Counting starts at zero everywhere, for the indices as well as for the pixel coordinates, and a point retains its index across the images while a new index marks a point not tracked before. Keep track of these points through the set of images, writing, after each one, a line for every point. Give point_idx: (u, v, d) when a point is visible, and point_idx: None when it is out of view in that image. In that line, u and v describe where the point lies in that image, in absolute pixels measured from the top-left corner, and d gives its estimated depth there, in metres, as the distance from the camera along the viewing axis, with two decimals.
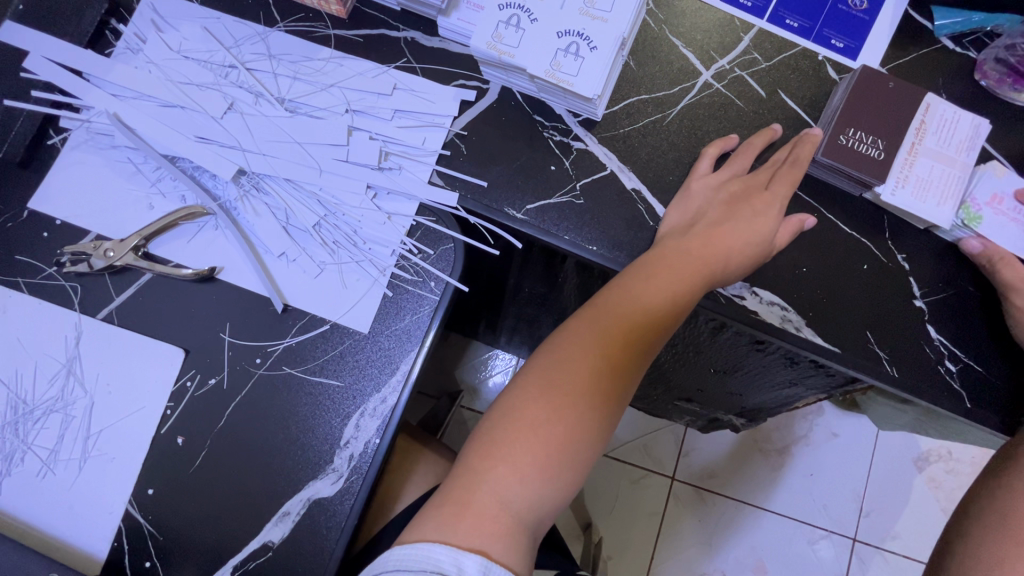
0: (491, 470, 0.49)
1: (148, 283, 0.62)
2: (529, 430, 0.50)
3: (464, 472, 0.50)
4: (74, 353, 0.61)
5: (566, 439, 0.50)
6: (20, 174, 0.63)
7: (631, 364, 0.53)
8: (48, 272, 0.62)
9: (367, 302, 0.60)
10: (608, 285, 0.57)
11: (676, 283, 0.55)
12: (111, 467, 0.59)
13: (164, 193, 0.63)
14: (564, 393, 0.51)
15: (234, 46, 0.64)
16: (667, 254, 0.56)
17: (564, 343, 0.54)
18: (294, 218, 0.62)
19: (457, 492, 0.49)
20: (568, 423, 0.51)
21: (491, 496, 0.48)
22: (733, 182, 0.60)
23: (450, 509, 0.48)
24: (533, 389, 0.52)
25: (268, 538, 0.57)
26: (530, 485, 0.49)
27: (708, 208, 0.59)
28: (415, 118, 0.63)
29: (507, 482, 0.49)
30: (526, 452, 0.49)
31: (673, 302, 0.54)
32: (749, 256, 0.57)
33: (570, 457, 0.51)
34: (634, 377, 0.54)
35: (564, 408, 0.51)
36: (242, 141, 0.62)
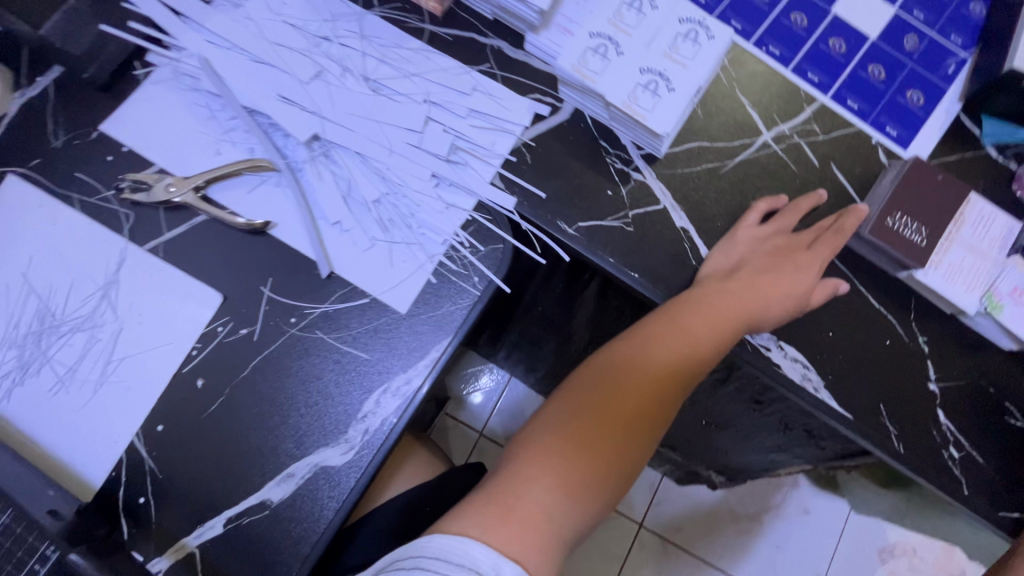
0: (537, 479, 0.50)
1: (200, 224, 0.63)
2: (578, 443, 0.52)
3: (508, 477, 0.51)
4: (113, 278, 0.61)
5: (609, 458, 0.53)
6: (98, 97, 0.65)
7: (660, 401, 0.56)
8: (104, 195, 0.64)
9: (411, 284, 0.62)
10: (656, 315, 0.59)
11: (721, 325, 0.58)
12: (125, 396, 0.59)
13: (234, 142, 0.65)
14: (613, 412, 0.54)
15: (330, 20, 0.67)
16: (707, 299, 0.58)
17: (614, 365, 0.56)
18: (356, 190, 0.63)
19: (501, 496, 0.50)
20: (613, 443, 0.53)
21: (535, 506, 0.49)
22: (777, 238, 0.63)
23: (493, 511, 0.48)
24: (583, 404, 0.54)
25: (267, 496, 0.57)
26: (572, 499, 0.51)
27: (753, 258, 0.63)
28: (488, 120, 0.66)
29: (551, 494, 0.50)
30: (574, 466, 0.51)
31: (704, 347, 0.57)
32: (790, 307, 0.60)
33: (609, 476, 0.53)
34: (661, 415, 0.56)
35: (612, 427, 0.53)
36: (321, 108, 0.64)
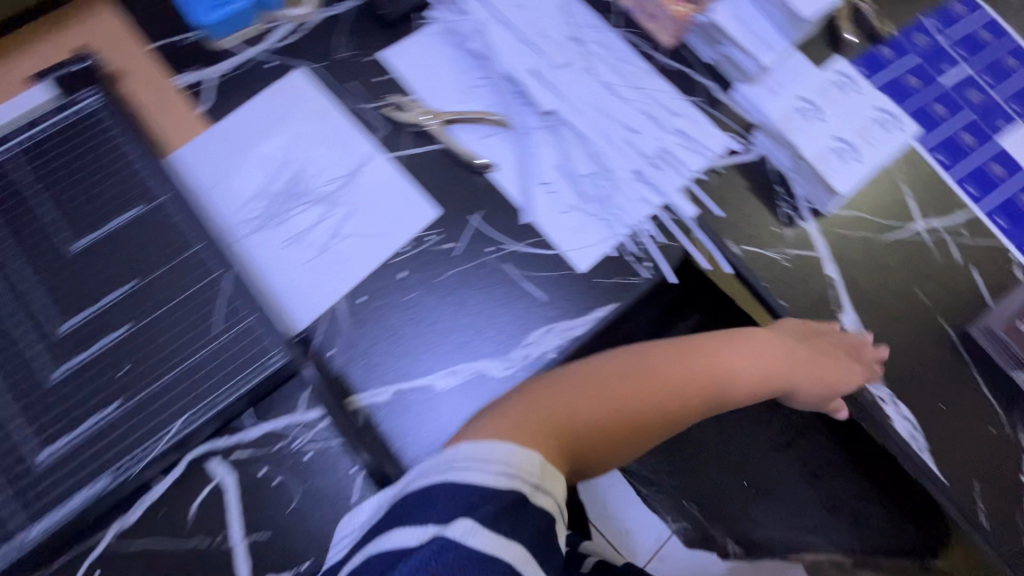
0: (517, 404, 0.61)
1: (436, 152, 0.75)
2: (586, 402, 0.64)
3: (529, 405, 0.61)
4: (356, 171, 0.73)
5: (592, 416, 0.64)
6: (384, 31, 0.79)
7: (661, 390, 0.67)
8: (366, 106, 0.76)
9: (594, 251, 0.72)
10: (707, 347, 0.72)
11: (729, 383, 0.72)
12: (340, 265, 0.69)
13: (479, 95, 0.77)
14: (608, 384, 0.66)
15: (581, 27, 0.81)
16: (720, 345, 0.73)
17: (619, 360, 0.69)
18: (568, 162, 0.75)
19: (517, 415, 0.59)
20: (589, 403, 0.64)
21: (549, 448, 0.58)
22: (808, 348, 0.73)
23: (505, 425, 0.57)
24: (591, 373, 0.66)
25: (432, 383, 0.66)
26: (547, 439, 0.58)
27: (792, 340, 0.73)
28: (689, 140, 0.77)
29: (550, 434, 0.59)
30: (545, 405, 0.61)
31: (699, 368, 0.70)
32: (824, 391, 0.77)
33: (563, 435, 0.61)
34: (660, 403, 0.67)
35: (598, 395, 0.65)
36: (560, 88, 0.76)
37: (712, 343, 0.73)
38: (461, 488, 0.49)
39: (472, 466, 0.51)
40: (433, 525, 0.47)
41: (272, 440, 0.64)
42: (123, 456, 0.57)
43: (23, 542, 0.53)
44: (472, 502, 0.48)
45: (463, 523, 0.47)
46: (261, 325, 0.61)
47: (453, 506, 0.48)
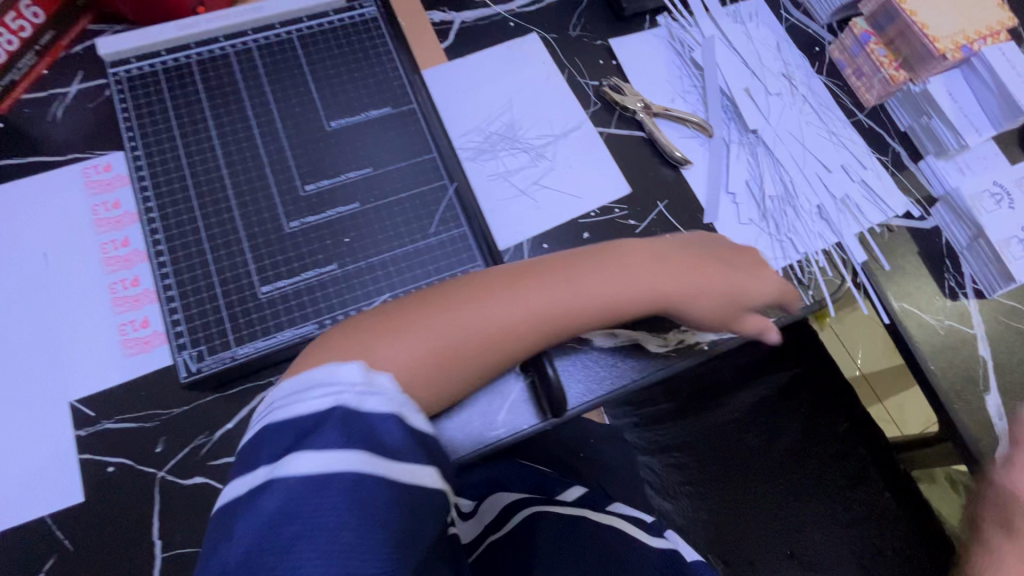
0: (410, 332, 0.54)
1: (638, 138, 0.81)
2: (428, 321, 0.55)
3: (394, 318, 0.55)
4: (565, 134, 0.80)
5: (436, 338, 0.54)
6: (616, 23, 0.87)
7: (529, 313, 0.58)
8: (586, 82, 0.83)
9: (763, 266, 0.76)
10: (601, 272, 0.63)
11: (603, 300, 0.62)
12: (535, 211, 0.75)
13: (688, 100, 0.83)
14: (487, 289, 0.58)
15: (792, 66, 0.86)
16: (597, 263, 0.63)
17: (527, 288, 0.59)
18: (757, 180, 0.79)
19: (352, 342, 0.53)
20: (465, 320, 0.55)
21: (384, 358, 0.52)
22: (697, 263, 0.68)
23: (345, 345, 0.52)
24: (472, 285, 0.58)
25: (592, 337, 0.70)
26: (414, 355, 0.53)
27: (723, 284, 0.67)
28: (873, 192, 0.80)
29: (391, 350, 0.52)
30: (429, 329, 0.54)
31: (571, 306, 0.60)
32: (727, 296, 0.68)
33: (455, 363, 0.55)
34: (528, 343, 0.59)
35: (468, 300, 0.57)
36: (765, 114, 0.81)
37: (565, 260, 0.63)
38: (295, 434, 0.42)
39: (323, 395, 0.44)
40: (264, 468, 0.42)
41: None
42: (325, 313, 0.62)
43: (234, 356, 0.60)
44: (307, 429, 0.43)
45: (298, 459, 0.40)
46: (471, 237, 0.67)
47: (288, 446, 0.42)
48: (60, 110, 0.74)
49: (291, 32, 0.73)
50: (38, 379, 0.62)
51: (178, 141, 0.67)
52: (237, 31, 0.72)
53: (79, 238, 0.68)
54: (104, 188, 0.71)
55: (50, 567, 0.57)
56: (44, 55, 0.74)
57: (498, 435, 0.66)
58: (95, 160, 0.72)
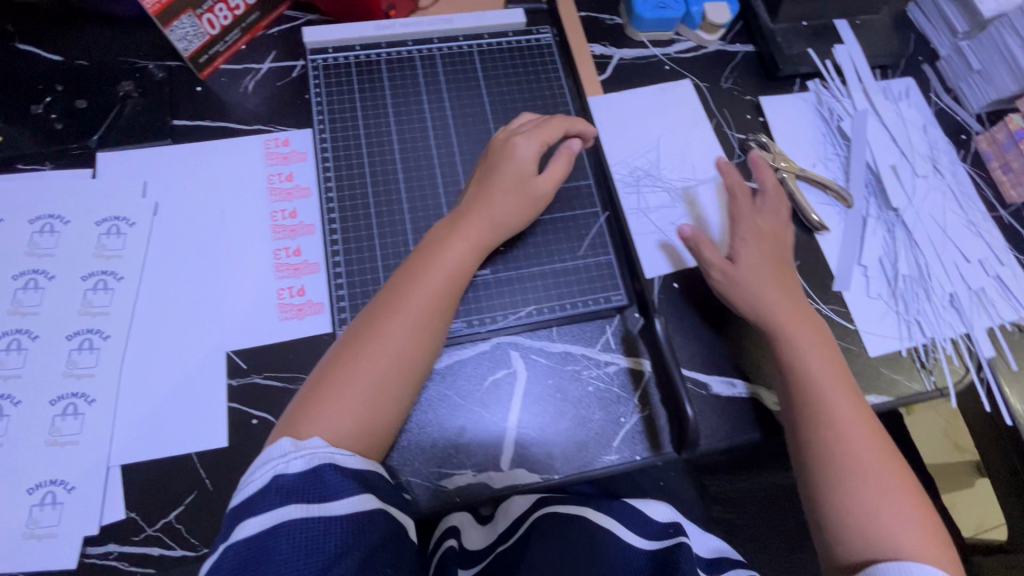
0: (327, 387, 0.56)
1: (776, 196, 0.82)
2: (352, 362, 0.57)
3: (311, 389, 0.57)
4: (706, 180, 0.82)
5: (370, 374, 0.56)
6: (768, 81, 0.89)
7: (415, 311, 0.59)
8: (731, 134, 0.86)
9: (887, 342, 0.76)
10: (475, 209, 0.65)
11: (466, 244, 0.63)
12: (669, 249, 0.77)
13: (830, 167, 0.84)
14: (379, 318, 0.59)
15: (937, 150, 0.87)
16: (424, 256, 0.62)
17: (413, 280, 0.60)
18: (891, 257, 0.80)
19: (302, 407, 0.56)
20: (382, 350, 0.57)
21: (315, 432, 0.54)
22: (518, 180, 0.66)
23: (287, 426, 0.55)
24: (370, 315, 0.60)
25: (710, 383, 0.71)
26: (343, 420, 0.55)
27: (504, 179, 0.66)
28: (1008, 289, 0.79)
29: (320, 424, 0.54)
30: (350, 374, 0.56)
31: (427, 296, 0.60)
32: (520, 184, 0.66)
33: (393, 387, 0.57)
34: (417, 337, 0.58)
35: (377, 333, 0.58)
36: (907, 193, 0.82)
37: (408, 266, 0.62)
38: (251, 495, 0.50)
39: (262, 472, 0.51)
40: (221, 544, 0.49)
41: (568, 360, 0.71)
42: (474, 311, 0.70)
43: None
44: (246, 505, 0.50)
45: (245, 526, 0.48)
46: (616, 267, 0.73)
47: (262, 492, 0.50)
48: (252, 84, 0.80)
49: (473, 46, 0.79)
50: (201, 324, 0.67)
51: (361, 129, 0.73)
52: (425, 37, 0.78)
53: (256, 202, 0.74)
54: (283, 160, 0.76)
55: (190, 502, 0.61)
56: (247, 32, 0.81)
57: (611, 460, 0.67)
58: (277, 134, 0.78)
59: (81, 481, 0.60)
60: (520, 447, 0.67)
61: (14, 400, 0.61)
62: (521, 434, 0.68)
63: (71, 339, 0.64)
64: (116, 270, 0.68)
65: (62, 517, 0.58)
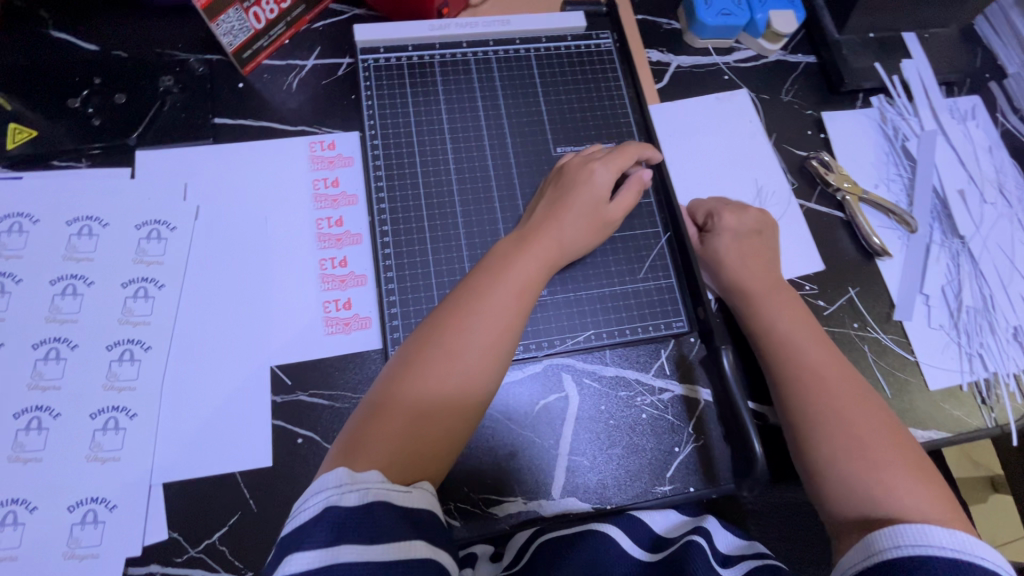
0: (392, 410, 0.52)
1: (836, 218, 0.79)
2: (419, 382, 0.54)
3: (370, 409, 0.53)
4: (765, 198, 0.78)
5: (436, 397, 0.53)
6: (830, 95, 0.86)
7: (486, 330, 0.56)
8: (790, 150, 0.82)
9: (948, 375, 0.73)
10: (543, 227, 0.63)
11: (536, 264, 0.61)
12: None
13: (893, 188, 0.81)
14: (447, 336, 0.55)
15: (1004, 174, 0.83)
16: (492, 275, 0.59)
17: (486, 295, 0.58)
18: (953, 286, 0.77)
19: (360, 430, 0.52)
20: (450, 370, 0.54)
21: (375, 457, 0.50)
22: (586, 201, 0.64)
23: (342, 451, 0.51)
24: (436, 330, 0.56)
25: (768, 413, 0.68)
26: (406, 445, 0.51)
27: (574, 202, 0.64)
28: None
29: (382, 447, 0.50)
30: (416, 394, 0.53)
31: (500, 314, 0.57)
32: (593, 210, 0.64)
33: (458, 412, 0.54)
34: (486, 357, 0.56)
35: (447, 352, 0.55)
36: (972, 220, 0.79)
37: (478, 285, 0.58)
38: (301, 525, 0.45)
39: (314, 504, 0.46)
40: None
41: (620, 385, 0.68)
42: (529, 333, 0.68)
43: None
44: (297, 537, 0.45)
45: (291, 560, 0.43)
46: (676, 290, 0.71)
47: (313, 525, 0.45)
48: (296, 82, 0.76)
49: (530, 50, 0.75)
50: (243, 336, 0.65)
51: (414, 137, 0.70)
52: (480, 40, 0.74)
53: (301, 209, 0.70)
54: (328, 164, 0.73)
55: (233, 523, 0.59)
56: (291, 26, 0.77)
57: (664, 491, 0.65)
58: (322, 135, 0.74)
59: (122, 499, 0.58)
60: (571, 475, 0.65)
61: (54, 413, 0.59)
62: (572, 461, 0.65)
63: (112, 349, 0.62)
64: (157, 278, 0.65)
65: (104, 536, 0.56)
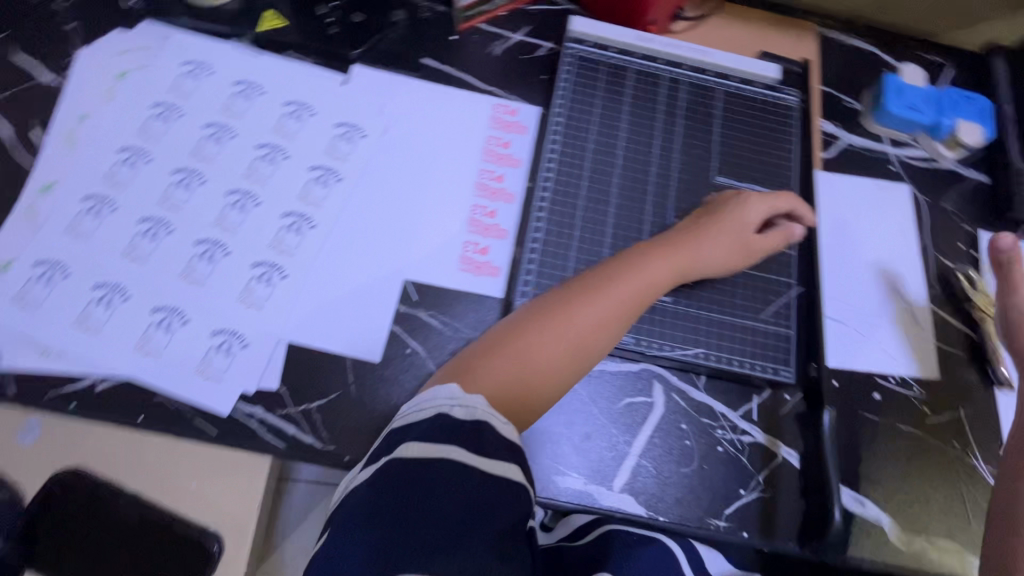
0: (504, 350, 0.58)
1: (967, 335, 0.77)
2: (536, 332, 0.58)
3: (485, 345, 0.60)
4: (901, 291, 0.77)
5: (546, 349, 0.58)
6: (992, 219, 0.84)
7: (608, 305, 0.60)
8: (938, 256, 0.81)
9: None
10: (688, 240, 0.67)
11: (670, 266, 0.65)
12: (839, 345, 0.73)
13: None
14: (572, 299, 0.60)
15: None
16: (630, 264, 0.63)
17: (620, 276, 0.62)
18: None
19: (473, 360, 0.58)
20: (565, 330, 0.59)
21: (482, 385, 0.55)
22: (733, 228, 0.69)
23: (454, 372, 0.58)
24: (562, 293, 0.61)
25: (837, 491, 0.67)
26: (510, 383, 0.56)
27: (722, 223, 0.68)
28: None
29: (490, 379, 0.56)
30: (529, 343, 0.58)
31: (624, 298, 0.61)
32: (738, 236, 0.68)
33: (561, 370, 0.58)
34: (599, 329, 0.60)
35: (566, 313, 0.59)
36: None
37: (609, 266, 0.63)
38: (412, 422, 0.52)
39: (428, 406, 0.52)
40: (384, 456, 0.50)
41: (705, 413, 0.70)
42: (640, 335, 0.71)
43: None
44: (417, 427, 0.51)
45: (401, 447, 0.50)
46: (794, 342, 0.72)
47: (423, 424, 0.51)
48: (499, 50, 0.83)
49: (719, 83, 0.79)
50: (390, 245, 0.71)
51: (593, 126, 0.76)
52: (676, 60, 0.80)
53: (472, 155, 0.77)
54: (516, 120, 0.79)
55: (333, 398, 0.65)
56: (512, 2, 0.85)
57: (716, 526, 0.66)
58: (507, 101, 0.81)
59: (254, 341, 0.65)
60: (635, 476, 0.67)
61: (226, 251, 0.68)
62: (638, 464, 0.67)
63: (285, 217, 0.70)
64: (338, 171, 0.74)
65: (231, 366, 0.64)
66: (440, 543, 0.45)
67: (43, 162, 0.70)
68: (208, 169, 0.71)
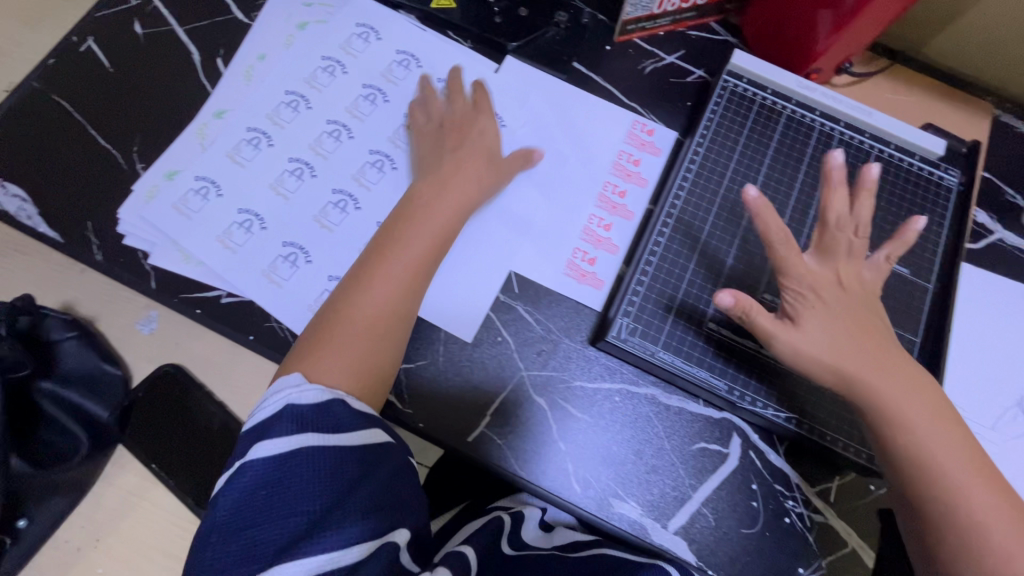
0: (324, 330, 0.62)
1: None
2: (351, 300, 0.63)
3: (307, 336, 0.62)
4: None
5: (361, 318, 0.62)
6: None
7: (428, 240, 0.66)
8: None
9: None
10: (447, 164, 0.71)
11: (462, 199, 0.69)
12: None
13: None
14: (377, 256, 0.65)
15: None
16: (413, 210, 0.68)
17: (406, 218, 0.67)
18: None
19: (309, 340, 0.62)
20: (370, 292, 0.63)
21: (323, 364, 0.59)
22: (484, 155, 0.73)
23: (305, 351, 0.61)
24: (375, 246, 0.66)
25: None
26: (338, 356, 0.60)
27: (473, 142, 0.73)
28: None
29: (322, 364, 0.59)
30: (344, 324, 0.62)
31: (427, 236, 0.66)
32: (485, 154, 0.73)
33: (393, 321, 0.63)
34: (411, 268, 0.65)
35: (364, 280, 0.64)
36: None
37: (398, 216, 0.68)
38: (265, 422, 0.54)
39: (275, 400, 0.56)
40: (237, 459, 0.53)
41: (778, 479, 0.67)
42: (735, 386, 0.68)
43: (652, 353, 0.68)
44: (258, 432, 0.54)
45: (260, 446, 0.53)
46: None
47: (277, 419, 0.54)
48: (650, 67, 0.83)
49: (875, 147, 0.75)
50: (504, 234, 0.73)
51: (731, 163, 0.75)
52: (834, 114, 0.76)
53: (600, 166, 0.77)
54: None
55: (419, 365, 0.68)
56: (674, 24, 0.84)
57: None
58: (646, 120, 0.80)
59: None
60: (692, 522, 0.65)
61: (357, 205, 0.73)
62: (699, 511, 0.65)
63: None
64: None
65: None
66: (315, 516, 0.50)
67: (222, 90, 0.77)
68: (358, 126, 0.76)
